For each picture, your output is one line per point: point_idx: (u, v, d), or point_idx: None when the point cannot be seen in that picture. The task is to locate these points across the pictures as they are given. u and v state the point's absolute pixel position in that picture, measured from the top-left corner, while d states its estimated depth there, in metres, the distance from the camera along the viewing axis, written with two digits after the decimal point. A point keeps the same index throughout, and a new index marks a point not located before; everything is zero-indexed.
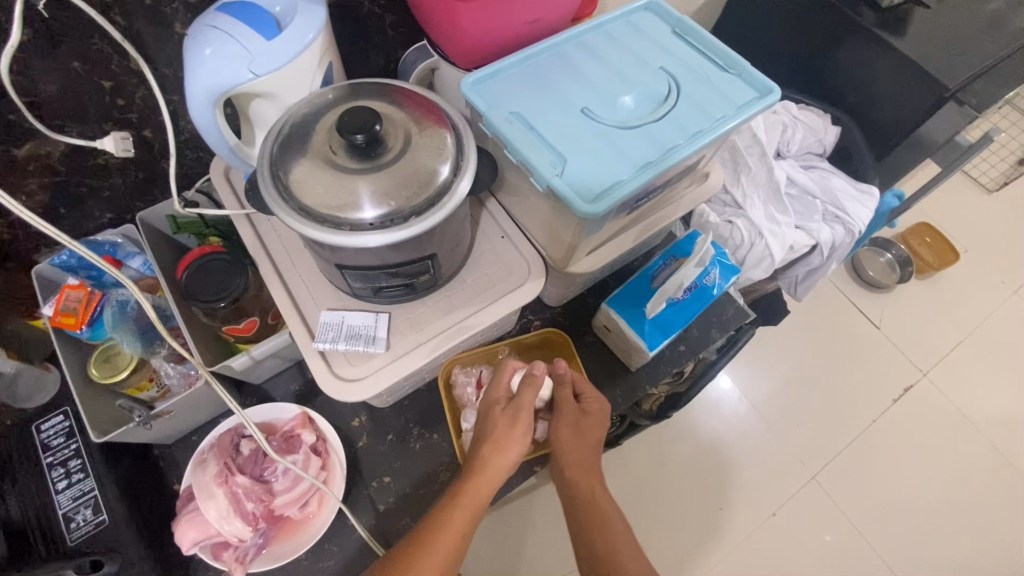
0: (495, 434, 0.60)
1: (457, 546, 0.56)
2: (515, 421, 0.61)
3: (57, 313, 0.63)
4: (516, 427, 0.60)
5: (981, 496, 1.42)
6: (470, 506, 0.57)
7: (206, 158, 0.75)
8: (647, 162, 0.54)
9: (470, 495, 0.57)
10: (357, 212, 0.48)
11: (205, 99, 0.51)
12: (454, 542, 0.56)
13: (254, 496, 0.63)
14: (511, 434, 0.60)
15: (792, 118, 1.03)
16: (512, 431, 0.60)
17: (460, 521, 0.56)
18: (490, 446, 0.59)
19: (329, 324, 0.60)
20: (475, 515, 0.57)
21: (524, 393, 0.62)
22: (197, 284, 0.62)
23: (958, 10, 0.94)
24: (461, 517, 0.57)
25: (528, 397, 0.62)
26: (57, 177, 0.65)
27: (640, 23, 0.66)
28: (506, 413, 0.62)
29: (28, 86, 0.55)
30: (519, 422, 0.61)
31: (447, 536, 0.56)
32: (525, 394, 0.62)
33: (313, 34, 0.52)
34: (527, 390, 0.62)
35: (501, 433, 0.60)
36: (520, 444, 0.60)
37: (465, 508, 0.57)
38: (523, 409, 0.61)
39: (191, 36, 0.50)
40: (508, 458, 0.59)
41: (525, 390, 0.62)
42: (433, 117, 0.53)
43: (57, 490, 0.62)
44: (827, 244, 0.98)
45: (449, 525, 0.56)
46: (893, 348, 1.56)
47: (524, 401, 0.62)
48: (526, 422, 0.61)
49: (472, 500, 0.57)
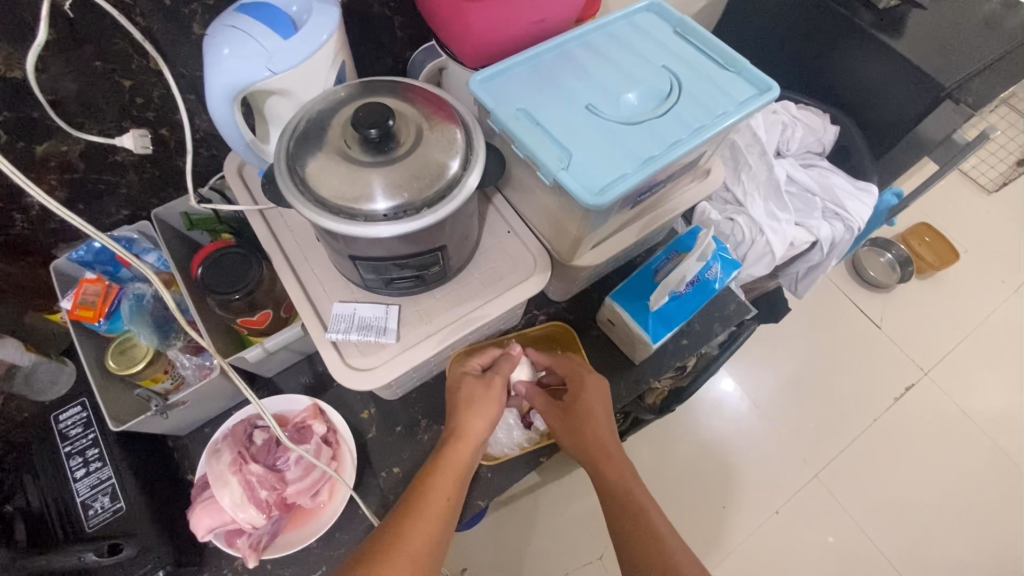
0: (467, 400, 0.65)
1: (445, 511, 0.58)
2: (490, 388, 0.65)
3: (75, 306, 0.65)
4: (491, 391, 0.65)
5: (982, 494, 1.43)
6: (451, 469, 0.60)
7: (220, 156, 0.77)
8: (651, 156, 0.56)
9: (448, 460, 0.60)
10: (370, 204, 0.49)
11: (224, 96, 0.52)
12: (441, 508, 0.58)
13: (267, 484, 0.64)
14: (486, 399, 0.65)
15: (792, 117, 1.05)
16: (485, 397, 0.65)
17: (444, 485, 0.59)
18: (465, 412, 0.64)
19: (340, 316, 0.62)
20: (460, 480, 0.60)
21: (501, 366, 0.67)
22: (213, 277, 0.64)
23: (954, 11, 0.96)
24: (445, 482, 0.59)
25: (506, 368, 0.67)
26: (75, 174, 0.67)
27: (642, 23, 0.68)
28: (480, 382, 0.66)
29: (51, 85, 0.57)
30: (493, 387, 0.65)
31: (436, 502, 0.58)
32: (501, 365, 0.67)
33: (327, 34, 0.54)
34: (504, 363, 0.67)
35: (473, 400, 0.65)
36: (494, 408, 0.65)
37: (447, 474, 0.60)
38: (499, 377, 0.66)
39: (211, 36, 0.52)
40: (480, 424, 0.63)
41: (502, 362, 0.68)
42: (443, 113, 0.54)
43: (76, 478, 0.64)
44: (827, 240, 0.99)
45: (435, 491, 0.59)
46: (894, 347, 1.57)
47: (500, 370, 0.67)
48: (500, 390, 0.66)
49: (453, 465, 0.60)
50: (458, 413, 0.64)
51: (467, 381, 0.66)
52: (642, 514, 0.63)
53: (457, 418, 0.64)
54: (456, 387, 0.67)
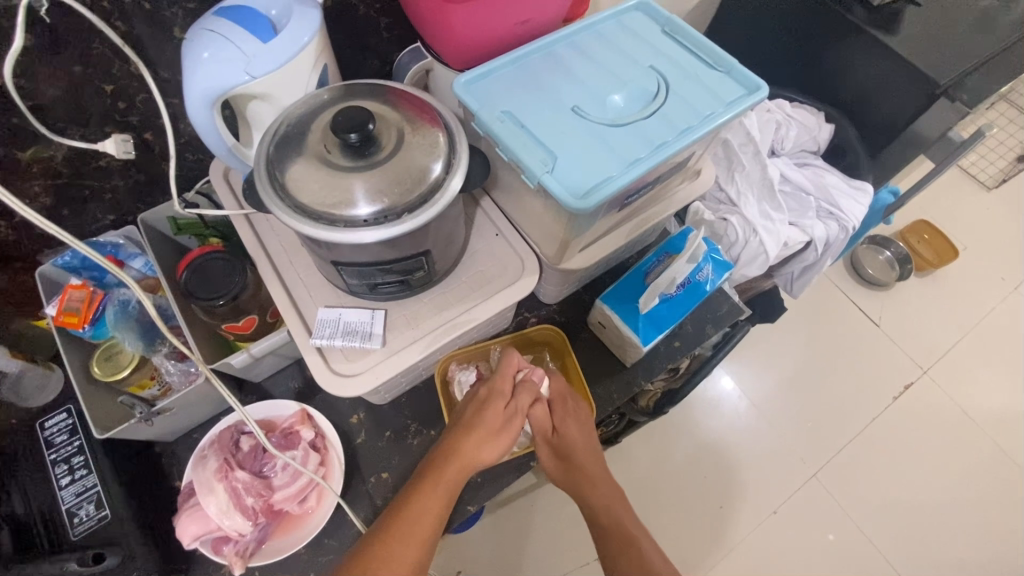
0: (485, 428, 0.62)
1: (433, 531, 0.57)
2: (508, 425, 0.64)
3: (60, 312, 0.65)
4: (510, 426, 0.64)
5: (982, 491, 1.42)
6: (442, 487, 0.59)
7: (206, 160, 0.76)
8: (637, 159, 0.55)
9: (439, 477, 0.59)
10: (351, 209, 0.49)
11: (203, 101, 0.52)
12: (428, 529, 0.57)
13: (253, 491, 0.64)
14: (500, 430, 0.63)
15: (785, 116, 1.04)
16: (506, 429, 0.63)
17: (433, 504, 0.58)
18: (470, 435, 0.61)
19: (326, 321, 0.61)
20: (448, 498, 0.59)
21: (522, 397, 0.66)
22: (197, 283, 0.63)
23: (948, 8, 0.95)
24: (432, 499, 0.58)
25: (524, 402, 0.66)
26: (61, 180, 0.67)
27: (630, 23, 0.67)
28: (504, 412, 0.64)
29: (31, 90, 0.57)
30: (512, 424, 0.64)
31: (423, 523, 0.57)
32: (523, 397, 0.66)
33: (308, 37, 0.54)
34: (524, 395, 0.66)
35: (493, 428, 0.62)
36: (506, 445, 0.63)
37: (438, 492, 0.59)
38: (520, 415, 0.65)
39: (190, 40, 0.51)
40: (491, 455, 0.61)
41: (523, 391, 0.66)
42: (426, 116, 0.54)
43: (61, 485, 0.63)
44: (821, 240, 0.98)
45: (422, 509, 0.58)
46: (893, 345, 1.56)
47: (521, 404, 0.65)
48: (518, 426, 0.64)
49: (443, 483, 0.59)
50: (461, 433, 0.62)
51: (495, 403, 0.64)
52: (627, 527, 0.68)
53: (458, 437, 0.62)
54: (478, 408, 0.64)
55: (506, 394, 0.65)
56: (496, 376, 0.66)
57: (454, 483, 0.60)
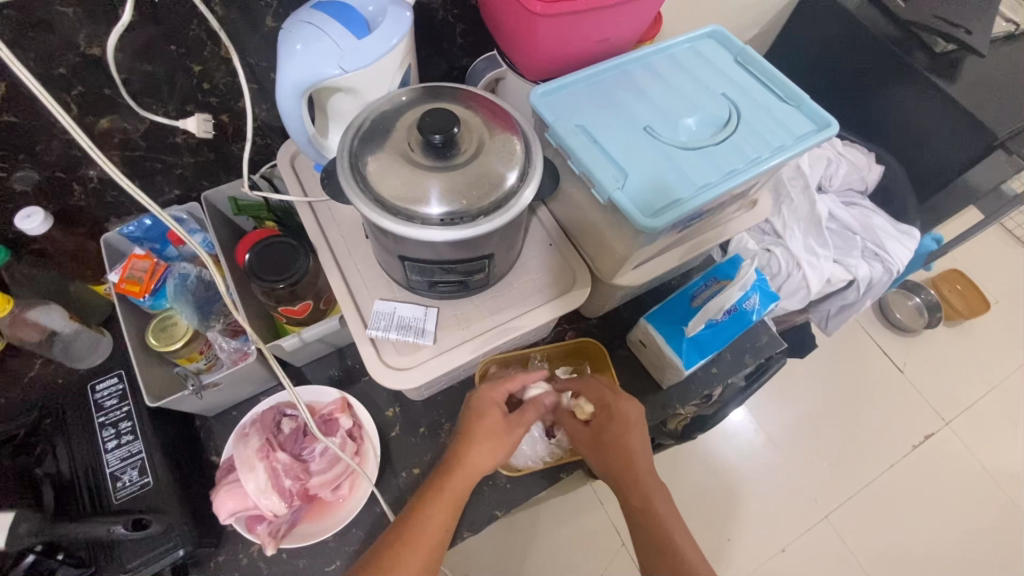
0: (481, 434, 0.63)
1: (439, 541, 0.57)
2: (509, 431, 0.64)
3: (122, 280, 0.67)
4: (510, 434, 0.64)
5: (996, 552, 1.39)
6: (448, 498, 0.59)
7: (273, 145, 0.78)
8: (706, 183, 0.56)
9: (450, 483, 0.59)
10: (426, 207, 0.50)
11: (293, 90, 0.53)
12: (435, 538, 0.56)
13: (292, 473, 0.65)
14: (500, 439, 0.63)
15: (836, 154, 1.04)
16: (504, 435, 0.63)
17: (440, 516, 0.57)
18: (474, 445, 0.62)
19: (381, 313, 0.62)
20: (452, 513, 0.58)
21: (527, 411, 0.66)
22: (261, 265, 0.65)
23: (1009, 62, 0.95)
24: (441, 505, 0.58)
25: (530, 418, 0.66)
26: (136, 152, 0.69)
27: (704, 49, 0.68)
28: (504, 420, 0.64)
29: (125, 64, 0.59)
30: (512, 432, 0.64)
31: (431, 531, 0.56)
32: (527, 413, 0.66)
33: (398, 39, 0.55)
34: (529, 412, 0.66)
35: (490, 433, 0.63)
36: (505, 450, 0.62)
37: (442, 501, 0.58)
38: (522, 426, 0.65)
39: (287, 31, 0.53)
40: (489, 459, 0.61)
41: (529, 408, 0.67)
42: (503, 123, 0.55)
43: (107, 449, 0.65)
44: (864, 280, 0.97)
45: (428, 518, 0.57)
46: (915, 393, 1.54)
47: (524, 417, 0.66)
48: (519, 435, 0.64)
49: (451, 491, 0.59)
50: (464, 441, 0.62)
51: (492, 411, 0.64)
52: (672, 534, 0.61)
53: (461, 445, 0.62)
54: (475, 415, 0.64)
55: (500, 404, 0.66)
56: (492, 387, 0.67)
57: (457, 494, 0.59)
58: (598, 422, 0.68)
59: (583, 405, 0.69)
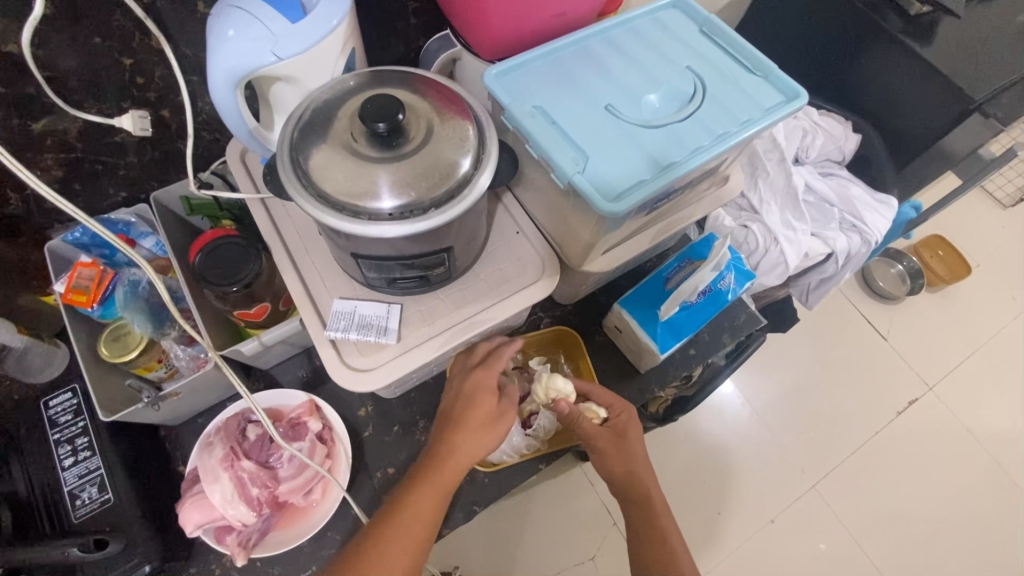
0: (472, 422, 0.60)
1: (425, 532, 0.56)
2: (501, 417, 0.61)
3: (68, 290, 0.64)
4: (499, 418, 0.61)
5: (980, 510, 1.41)
6: (436, 489, 0.57)
7: (223, 140, 0.75)
8: (669, 163, 0.53)
9: (432, 478, 0.57)
10: (375, 202, 0.47)
11: (226, 81, 0.50)
12: (419, 531, 0.55)
13: (259, 481, 0.63)
14: (491, 427, 0.60)
15: (812, 124, 1.02)
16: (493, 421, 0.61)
17: (426, 504, 0.56)
18: (465, 431, 0.59)
19: (341, 313, 0.60)
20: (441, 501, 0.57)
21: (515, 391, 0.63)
22: (211, 268, 0.62)
23: (986, 22, 0.92)
24: (426, 500, 0.56)
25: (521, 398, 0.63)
26: (73, 154, 0.65)
27: (666, 20, 0.65)
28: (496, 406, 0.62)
29: (47, 60, 0.55)
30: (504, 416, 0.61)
31: (411, 525, 0.55)
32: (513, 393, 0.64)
33: (337, 20, 0.52)
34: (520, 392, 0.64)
35: (484, 422, 0.60)
36: (494, 440, 0.60)
37: (430, 493, 0.56)
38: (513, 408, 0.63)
39: (216, 16, 0.50)
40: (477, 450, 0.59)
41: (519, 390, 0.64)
42: (455, 108, 0.52)
43: (64, 466, 0.62)
44: (843, 252, 0.96)
45: (414, 512, 0.56)
46: (899, 359, 1.55)
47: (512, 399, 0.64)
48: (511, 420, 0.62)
49: (441, 485, 0.57)
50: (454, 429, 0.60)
51: (484, 397, 0.61)
52: (666, 541, 0.66)
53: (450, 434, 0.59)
54: (464, 402, 0.61)
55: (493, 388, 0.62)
56: (485, 367, 0.63)
57: (447, 484, 0.57)
58: (618, 423, 0.68)
59: (594, 407, 0.68)
